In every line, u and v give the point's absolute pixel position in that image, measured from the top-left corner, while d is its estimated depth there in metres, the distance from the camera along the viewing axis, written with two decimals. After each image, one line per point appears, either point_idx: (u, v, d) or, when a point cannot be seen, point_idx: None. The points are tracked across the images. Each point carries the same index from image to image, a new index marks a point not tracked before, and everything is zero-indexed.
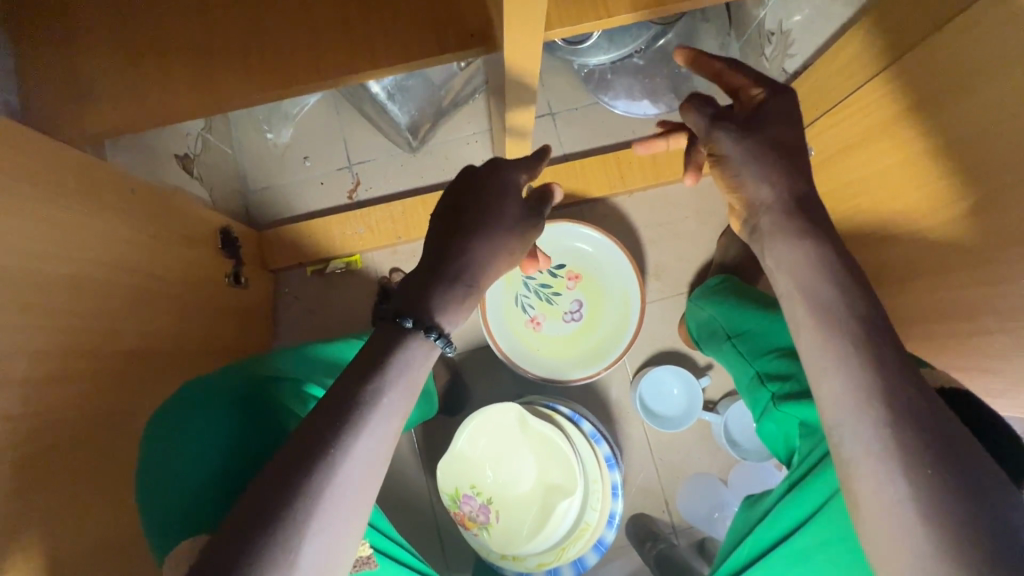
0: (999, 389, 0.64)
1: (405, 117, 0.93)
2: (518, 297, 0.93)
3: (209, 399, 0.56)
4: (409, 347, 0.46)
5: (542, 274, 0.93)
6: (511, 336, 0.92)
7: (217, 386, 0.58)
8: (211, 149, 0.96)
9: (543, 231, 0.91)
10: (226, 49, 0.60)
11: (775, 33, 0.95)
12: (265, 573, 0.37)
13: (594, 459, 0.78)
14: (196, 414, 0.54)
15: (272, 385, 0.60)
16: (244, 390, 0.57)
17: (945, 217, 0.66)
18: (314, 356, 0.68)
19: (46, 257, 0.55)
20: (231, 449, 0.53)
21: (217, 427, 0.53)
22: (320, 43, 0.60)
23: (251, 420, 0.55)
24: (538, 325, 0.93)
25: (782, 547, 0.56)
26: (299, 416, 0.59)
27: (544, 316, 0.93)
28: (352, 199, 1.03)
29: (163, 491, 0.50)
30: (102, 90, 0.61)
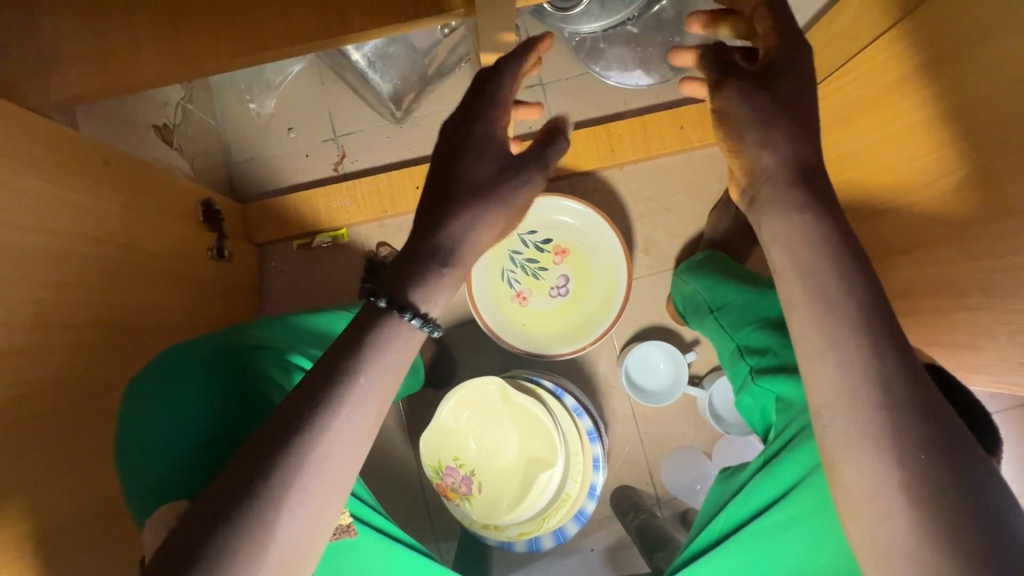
0: (982, 363, 0.64)
1: (387, 85, 0.91)
2: (504, 272, 0.92)
3: (192, 371, 0.56)
4: (391, 331, 0.44)
5: (528, 249, 0.93)
6: (497, 313, 0.92)
7: (193, 353, 0.58)
8: (191, 118, 0.93)
9: None
10: (193, 10, 0.58)
11: None
12: (242, 545, 0.38)
13: (576, 433, 0.79)
14: (175, 387, 0.54)
15: (258, 357, 0.59)
16: (223, 360, 0.57)
17: (935, 192, 0.65)
18: (298, 327, 0.67)
19: (24, 229, 0.54)
20: (216, 421, 0.53)
21: (196, 401, 0.53)
22: (289, 5, 0.57)
23: (239, 393, 0.55)
24: (524, 300, 0.93)
25: (755, 523, 0.57)
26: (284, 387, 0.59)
27: (530, 291, 0.93)
28: (338, 171, 1.01)
29: (144, 461, 0.51)
30: (68, 54, 0.59)
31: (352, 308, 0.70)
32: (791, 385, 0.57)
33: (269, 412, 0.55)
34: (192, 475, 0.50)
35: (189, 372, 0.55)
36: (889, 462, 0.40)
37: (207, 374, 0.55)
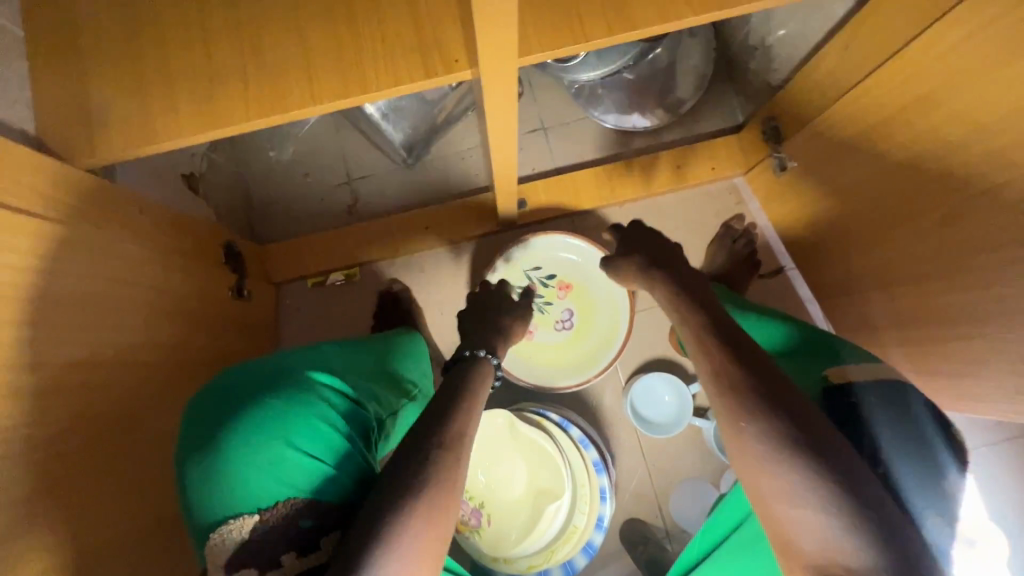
0: (987, 384, 0.66)
1: (399, 135, 0.97)
2: None
3: (265, 394, 0.53)
4: (479, 366, 0.65)
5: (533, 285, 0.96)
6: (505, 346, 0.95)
7: (242, 376, 0.55)
8: (216, 167, 0.99)
9: (531, 242, 0.94)
10: (227, 75, 0.63)
11: (759, 47, 0.96)
12: (434, 493, 0.45)
13: (583, 464, 0.80)
14: (248, 411, 0.51)
15: (319, 384, 0.56)
16: (287, 380, 0.54)
17: (922, 225, 0.69)
18: (344, 352, 0.64)
19: (66, 275, 0.58)
20: (283, 443, 0.49)
21: (252, 413, 0.50)
22: (311, 75, 0.63)
23: (304, 416, 0.51)
24: (529, 334, 0.96)
25: (724, 546, 0.66)
26: (327, 402, 0.54)
27: (536, 325, 0.96)
28: (352, 214, 1.06)
29: (220, 486, 0.47)
30: (113, 114, 0.63)
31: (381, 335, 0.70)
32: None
33: (320, 422, 0.51)
34: (262, 489, 0.47)
35: (259, 396, 0.52)
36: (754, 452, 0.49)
37: (276, 394, 0.52)
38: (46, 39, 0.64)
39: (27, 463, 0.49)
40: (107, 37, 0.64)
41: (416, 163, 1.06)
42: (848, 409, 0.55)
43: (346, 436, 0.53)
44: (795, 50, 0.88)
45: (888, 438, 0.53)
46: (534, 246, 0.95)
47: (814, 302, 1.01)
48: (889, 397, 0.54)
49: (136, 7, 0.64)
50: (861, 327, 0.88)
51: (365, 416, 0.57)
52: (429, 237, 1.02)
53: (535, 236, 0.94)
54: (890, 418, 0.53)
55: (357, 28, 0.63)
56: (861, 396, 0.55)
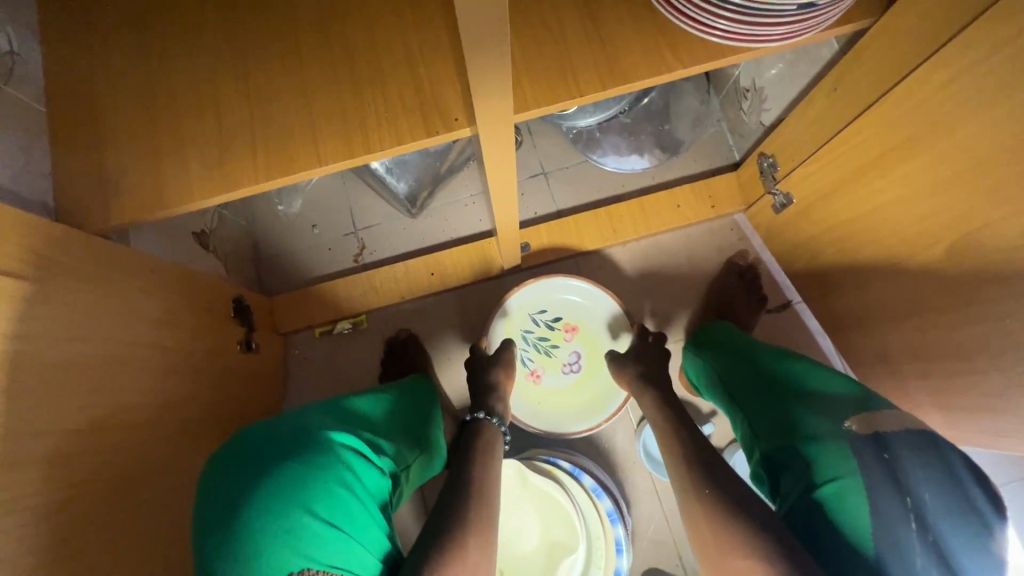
0: (1008, 419, 0.65)
1: (404, 187, 1.00)
2: (518, 351, 0.96)
3: (286, 455, 0.51)
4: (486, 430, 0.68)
5: (540, 328, 0.96)
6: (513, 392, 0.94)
7: (259, 434, 0.54)
8: (227, 223, 1.01)
9: (536, 284, 0.94)
10: (238, 141, 0.66)
11: (750, 89, 0.99)
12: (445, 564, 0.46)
13: (597, 515, 0.77)
14: (267, 473, 0.50)
15: (337, 444, 0.54)
16: (307, 441, 0.53)
17: (927, 260, 0.68)
18: (354, 409, 0.62)
19: (82, 339, 0.59)
20: (301, 508, 0.48)
21: (269, 475, 0.49)
22: (317, 138, 0.65)
23: (323, 481, 0.50)
24: (537, 378, 0.95)
25: None
26: (345, 460, 0.53)
27: (543, 369, 0.96)
28: (359, 262, 1.08)
29: (236, 556, 0.46)
30: (130, 182, 0.66)
31: (390, 389, 0.69)
32: (826, 444, 0.57)
33: (338, 485, 0.50)
34: (278, 557, 0.46)
35: (279, 456, 0.51)
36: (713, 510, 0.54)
37: (293, 454, 0.51)
38: (67, 113, 0.67)
39: (32, 536, 0.48)
40: (124, 109, 0.67)
41: (417, 212, 1.07)
42: (882, 462, 0.53)
43: (362, 501, 0.52)
44: (785, 92, 0.90)
45: (931, 495, 0.51)
46: (540, 288, 0.95)
47: (824, 335, 1.00)
48: (928, 454, 0.53)
49: (152, 80, 0.67)
50: (873, 361, 0.87)
51: (380, 479, 0.56)
52: (435, 283, 1.03)
53: (539, 279, 0.94)
54: (926, 471, 0.52)
55: (361, 93, 0.66)
56: (894, 450, 0.54)
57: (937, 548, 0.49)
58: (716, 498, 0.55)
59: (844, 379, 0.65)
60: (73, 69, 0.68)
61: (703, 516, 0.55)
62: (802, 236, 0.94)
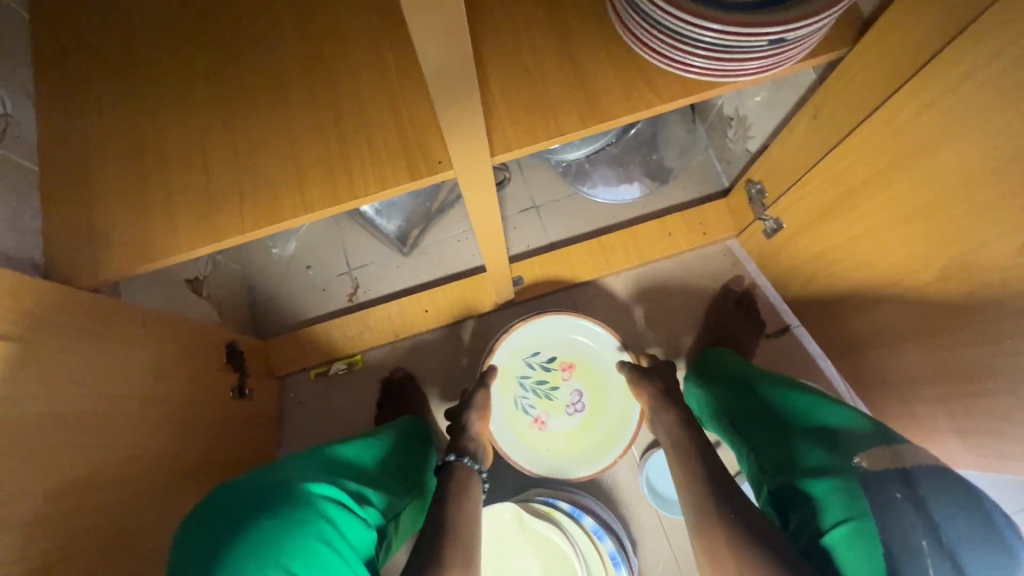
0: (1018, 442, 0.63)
1: (394, 226, 1.01)
2: (518, 400, 0.93)
3: (261, 509, 0.49)
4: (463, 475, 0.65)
5: (535, 372, 0.94)
6: (518, 445, 0.92)
7: (236, 488, 0.53)
8: (221, 268, 1.01)
9: (528, 326, 0.92)
10: (225, 192, 0.67)
11: (734, 117, 1.01)
12: None
13: (599, 557, 0.74)
14: (242, 530, 0.48)
15: (317, 496, 0.52)
16: (285, 494, 0.51)
17: (921, 282, 0.68)
18: (337, 457, 0.61)
19: (70, 395, 0.58)
20: (278, 567, 0.46)
21: (244, 532, 0.48)
22: (304, 186, 0.66)
23: (302, 537, 0.48)
24: (543, 424, 0.93)
25: None
26: (325, 513, 0.51)
27: (546, 414, 0.93)
28: (353, 302, 1.08)
29: None
30: (118, 235, 0.66)
31: (376, 434, 0.67)
32: (840, 482, 0.55)
33: (317, 540, 0.49)
34: None
35: (255, 512, 0.49)
36: (709, 552, 0.52)
37: (271, 508, 0.50)
38: (59, 170, 0.68)
39: None
40: (113, 165, 0.68)
41: (410, 249, 1.07)
42: (905, 501, 0.51)
43: (344, 556, 0.50)
44: (768, 119, 0.91)
45: (954, 534, 0.49)
46: (527, 330, 0.93)
47: (825, 358, 0.99)
48: (951, 492, 0.52)
49: (142, 136, 0.68)
50: (877, 384, 0.85)
51: (364, 531, 0.54)
52: (429, 320, 1.03)
53: (528, 321, 0.92)
54: (947, 509, 0.51)
55: (346, 140, 0.67)
56: (915, 487, 0.52)
57: None
58: (730, 533, 0.52)
59: (858, 415, 0.64)
60: (65, 129, 0.69)
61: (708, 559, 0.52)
62: (794, 260, 0.93)
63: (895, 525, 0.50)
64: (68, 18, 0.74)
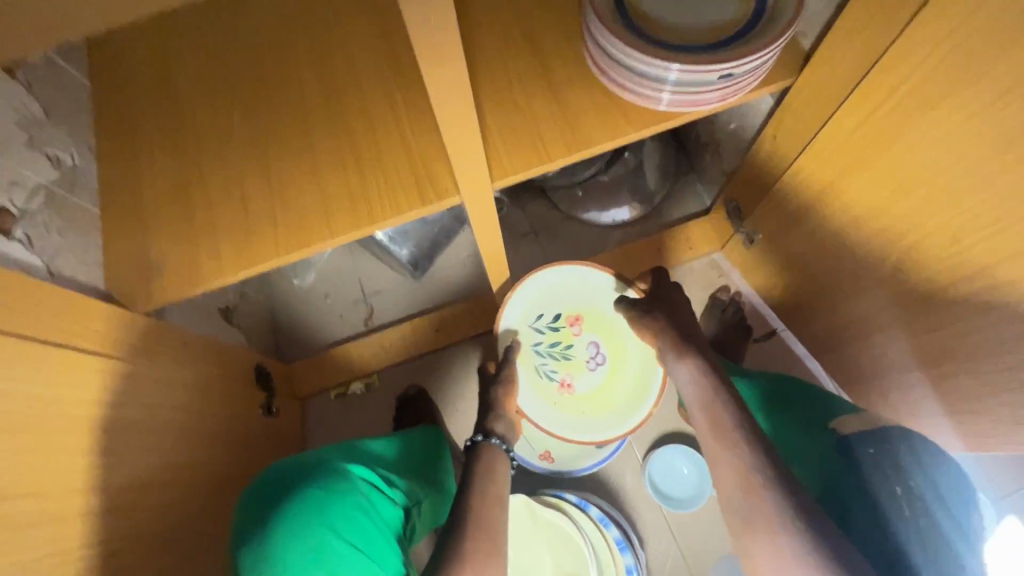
0: (980, 415, 0.69)
1: (405, 253, 1.10)
2: (538, 370, 0.91)
3: (311, 481, 0.57)
4: (487, 456, 0.71)
5: (546, 334, 0.92)
6: (552, 415, 0.90)
7: (285, 468, 0.60)
8: (248, 298, 1.11)
9: (522, 287, 0.91)
10: (260, 224, 0.77)
11: (709, 143, 1.11)
12: None
13: (605, 543, 0.80)
14: (295, 496, 0.55)
15: (355, 475, 0.60)
16: (328, 470, 0.59)
17: (880, 276, 0.76)
18: (368, 449, 0.68)
19: (131, 403, 0.66)
20: (326, 529, 0.53)
21: (296, 498, 0.55)
22: (328, 215, 0.76)
23: (344, 507, 0.56)
24: (570, 386, 0.92)
25: None
26: (362, 490, 0.59)
27: (571, 375, 0.92)
28: (368, 325, 1.17)
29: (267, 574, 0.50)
30: (168, 264, 0.76)
31: (400, 432, 0.75)
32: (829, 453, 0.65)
33: (357, 511, 0.56)
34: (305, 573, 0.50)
35: (303, 483, 0.57)
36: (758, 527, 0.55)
37: (317, 480, 0.57)
38: (117, 213, 0.78)
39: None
40: (164, 204, 0.78)
41: (420, 274, 1.17)
42: (875, 456, 0.62)
43: (379, 527, 0.57)
44: (737, 142, 1.02)
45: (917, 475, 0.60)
46: (526, 294, 0.92)
47: (812, 358, 1.05)
48: (913, 441, 0.62)
49: (188, 180, 0.79)
50: (859, 377, 0.92)
51: (393, 510, 0.62)
52: (440, 338, 1.11)
53: (524, 281, 0.90)
54: (910, 456, 0.61)
55: (365, 174, 0.77)
56: (887, 442, 0.62)
57: (931, 522, 0.57)
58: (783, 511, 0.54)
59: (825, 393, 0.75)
60: (122, 176, 0.80)
61: (746, 528, 0.56)
62: (773, 267, 1.02)
63: (878, 481, 0.60)
64: (118, 78, 0.84)
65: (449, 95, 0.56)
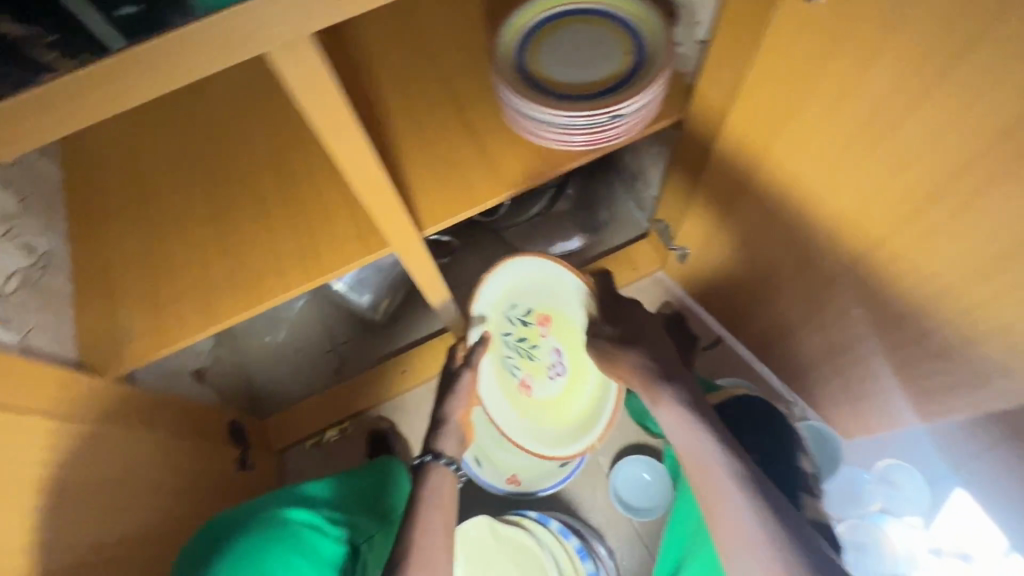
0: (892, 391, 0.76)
1: (367, 300, 1.17)
2: (501, 362, 0.94)
3: (247, 528, 0.74)
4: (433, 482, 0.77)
5: (516, 327, 0.92)
6: (507, 412, 0.94)
7: (244, 510, 0.78)
8: (220, 359, 1.16)
9: (496, 273, 0.88)
10: (221, 284, 0.84)
11: (638, 171, 1.22)
12: None
13: (566, 553, 0.85)
14: (234, 539, 0.73)
15: (293, 518, 0.78)
16: (270, 517, 0.77)
17: (785, 276, 0.85)
18: (314, 492, 0.85)
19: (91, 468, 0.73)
20: (259, 565, 0.70)
21: (233, 540, 0.73)
22: (283, 271, 0.84)
23: (279, 546, 0.73)
24: (527, 387, 0.95)
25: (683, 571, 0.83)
26: (292, 532, 0.76)
27: (532, 376, 0.95)
28: (339, 374, 1.22)
29: None
30: (135, 330, 0.82)
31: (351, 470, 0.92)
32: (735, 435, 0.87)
33: (283, 550, 0.72)
34: None
35: (243, 530, 0.74)
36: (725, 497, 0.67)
37: (261, 524, 0.75)
38: (87, 287, 0.85)
39: None
40: (130, 274, 0.85)
41: (384, 320, 1.23)
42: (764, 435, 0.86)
43: (309, 561, 0.74)
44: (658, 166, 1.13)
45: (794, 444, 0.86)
46: (503, 283, 0.90)
47: (757, 361, 1.12)
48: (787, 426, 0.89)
49: (152, 248, 0.86)
50: (800, 370, 0.99)
51: (330, 544, 0.78)
52: (406, 378, 1.17)
53: (496, 269, 0.88)
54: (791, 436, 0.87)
55: (315, 232, 0.86)
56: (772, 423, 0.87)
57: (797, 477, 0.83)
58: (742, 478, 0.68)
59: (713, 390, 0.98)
60: (92, 252, 0.87)
61: (715, 496, 0.68)
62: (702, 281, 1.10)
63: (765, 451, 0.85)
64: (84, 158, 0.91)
65: (366, 168, 0.65)
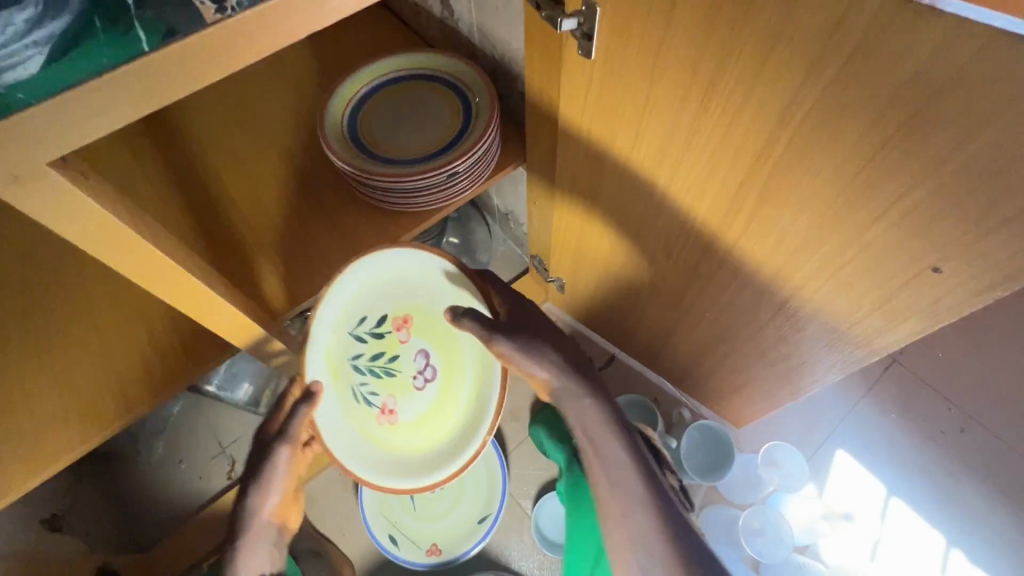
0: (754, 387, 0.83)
1: (246, 393, 1.10)
2: (350, 394, 0.69)
3: None
4: None
5: (364, 344, 0.69)
6: (358, 449, 0.68)
7: None
8: (84, 494, 1.04)
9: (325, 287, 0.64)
10: (48, 417, 0.73)
11: (506, 212, 1.25)
12: None
13: None
14: None
15: None
16: None
17: (644, 296, 0.90)
18: None
19: None
20: None
21: None
22: (126, 389, 0.76)
23: None
24: (391, 413, 0.71)
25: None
26: None
27: (394, 396, 0.71)
28: (232, 478, 1.11)
29: None
30: None
31: None
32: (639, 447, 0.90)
33: None
34: None
35: None
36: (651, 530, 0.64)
37: None
38: None
39: None
40: None
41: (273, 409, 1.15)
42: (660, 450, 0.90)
43: None
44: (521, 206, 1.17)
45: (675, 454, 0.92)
46: (347, 287, 0.66)
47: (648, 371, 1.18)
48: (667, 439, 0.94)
49: None
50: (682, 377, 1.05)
51: None
52: None
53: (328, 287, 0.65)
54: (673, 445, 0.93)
55: (160, 337, 0.79)
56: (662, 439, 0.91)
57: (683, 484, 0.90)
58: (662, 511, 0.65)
59: None
60: None
61: (642, 532, 0.64)
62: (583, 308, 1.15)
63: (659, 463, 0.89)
64: None
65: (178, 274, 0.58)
